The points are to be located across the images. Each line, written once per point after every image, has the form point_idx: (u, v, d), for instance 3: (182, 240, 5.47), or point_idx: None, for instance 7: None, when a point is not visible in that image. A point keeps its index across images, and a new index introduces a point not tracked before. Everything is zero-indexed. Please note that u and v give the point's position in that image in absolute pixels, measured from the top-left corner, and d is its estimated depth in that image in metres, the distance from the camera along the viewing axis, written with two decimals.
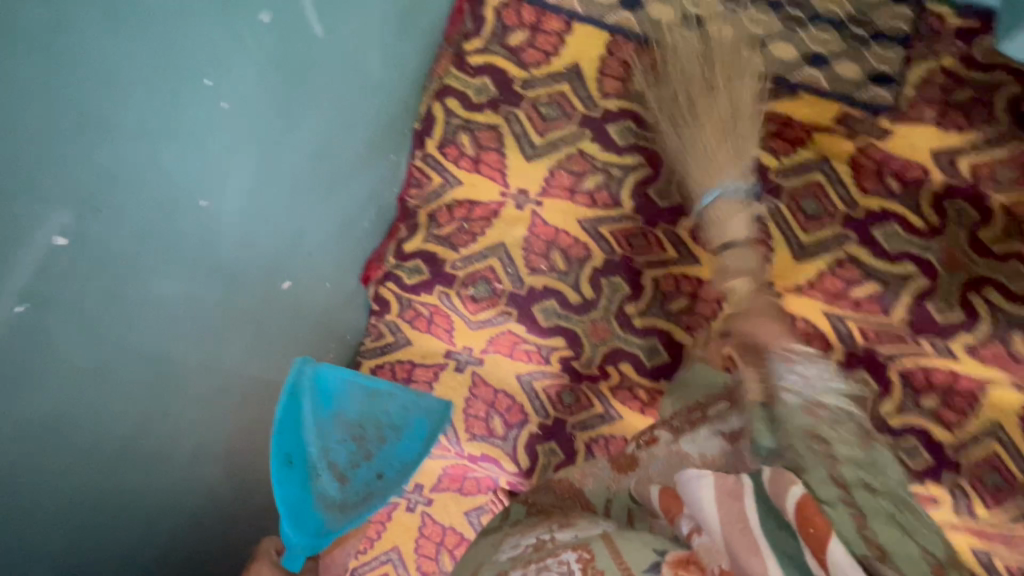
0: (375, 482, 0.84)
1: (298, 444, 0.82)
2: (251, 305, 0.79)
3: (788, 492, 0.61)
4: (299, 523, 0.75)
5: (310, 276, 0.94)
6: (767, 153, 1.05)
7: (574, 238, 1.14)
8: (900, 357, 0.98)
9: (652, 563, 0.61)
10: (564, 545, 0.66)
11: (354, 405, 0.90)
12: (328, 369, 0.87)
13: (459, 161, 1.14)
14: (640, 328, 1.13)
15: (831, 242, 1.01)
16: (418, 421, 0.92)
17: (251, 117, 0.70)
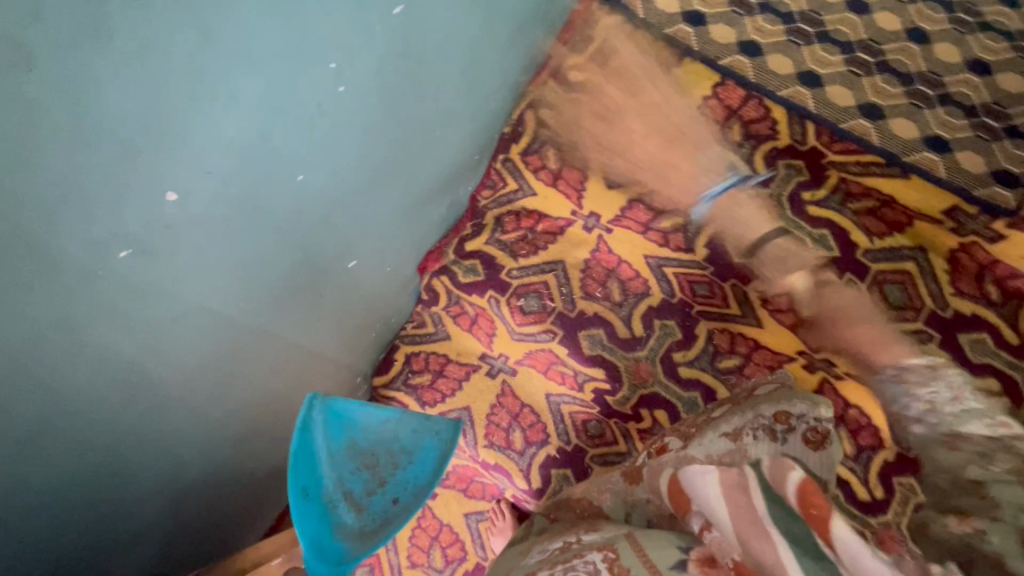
0: (392, 507, 0.83)
1: (311, 478, 0.81)
2: (314, 279, 0.81)
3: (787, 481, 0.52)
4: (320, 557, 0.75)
5: (374, 259, 0.96)
6: (857, 229, 0.99)
7: (635, 272, 1.12)
8: None
9: (678, 561, 0.54)
10: (591, 546, 0.63)
11: (364, 430, 0.88)
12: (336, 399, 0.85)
13: (539, 173, 1.15)
14: (683, 377, 1.08)
15: (910, 338, 0.93)
16: (428, 446, 0.89)
17: (362, 104, 0.72)
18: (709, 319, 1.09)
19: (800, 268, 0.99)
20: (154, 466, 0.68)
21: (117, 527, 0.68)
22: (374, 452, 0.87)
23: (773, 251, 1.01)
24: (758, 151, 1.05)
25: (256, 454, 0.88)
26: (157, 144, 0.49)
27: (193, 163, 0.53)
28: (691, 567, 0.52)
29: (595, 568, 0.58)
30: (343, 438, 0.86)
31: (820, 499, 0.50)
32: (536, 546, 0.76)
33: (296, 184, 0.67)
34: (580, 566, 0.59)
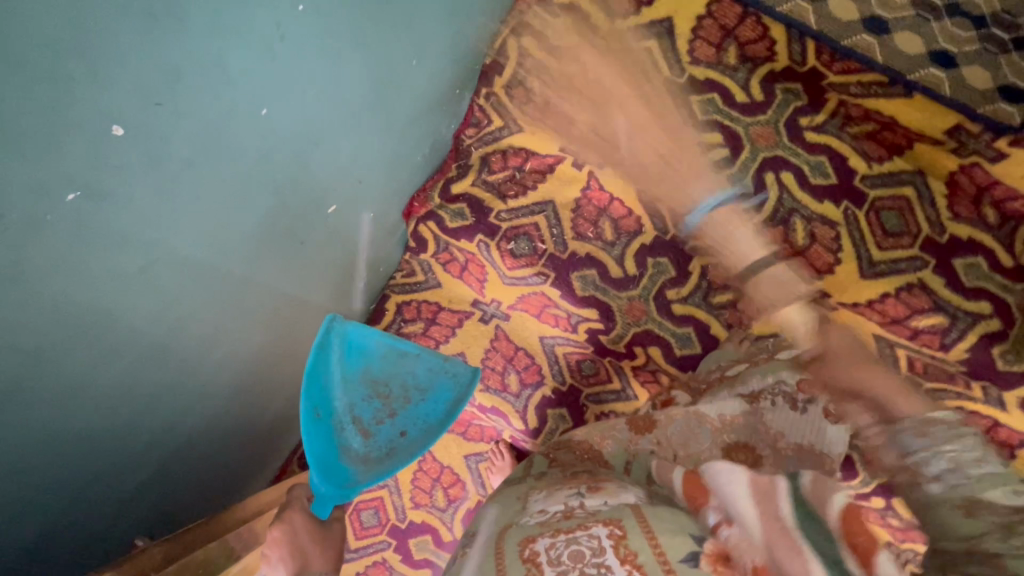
0: (398, 440, 0.87)
1: (325, 399, 0.85)
2: (293, 222, 0.77)
3: (832, 503, 0.61)
4: (326, 477, 0.81)
5: (355, 201, 0.91)
6: (857, 154, 0.96)
7: (627, 209, 1.09)
8: (945, 396, 0.94)
9: (690, 554, 0.58)
10: (594, 518, 0.65)
11: (380, 361, 0.89)
12: (356, 326, 0.87)
13: (525, 108, 1.08)
14: (676, 314, 1.10)
15: (904, 264, 0.94)
16: (442, 385, 0.91)
17: (323, 23, 0.65)
18: (703, 255, 1.06)
19: (797, 199, 0.98)
20: (140, 422, 0.67)
21: (109, 485, 0.68)
22: (388, 384, 0.89)
23: (769, 181, 0.99)
24: (755, 76, 1.00)
25: (249, 408, 0.88)
26: (93, 71, 0.44)
27: (138, 94, 0.48)
28: (703, 563, 0.57)
29: (600, 543, 0.60)
30: (359, 363, 0.88)
31: (868, 532, 0.57)
32: (531, 499, 0.77)
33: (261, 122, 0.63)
34: (585, 540, 0.61)
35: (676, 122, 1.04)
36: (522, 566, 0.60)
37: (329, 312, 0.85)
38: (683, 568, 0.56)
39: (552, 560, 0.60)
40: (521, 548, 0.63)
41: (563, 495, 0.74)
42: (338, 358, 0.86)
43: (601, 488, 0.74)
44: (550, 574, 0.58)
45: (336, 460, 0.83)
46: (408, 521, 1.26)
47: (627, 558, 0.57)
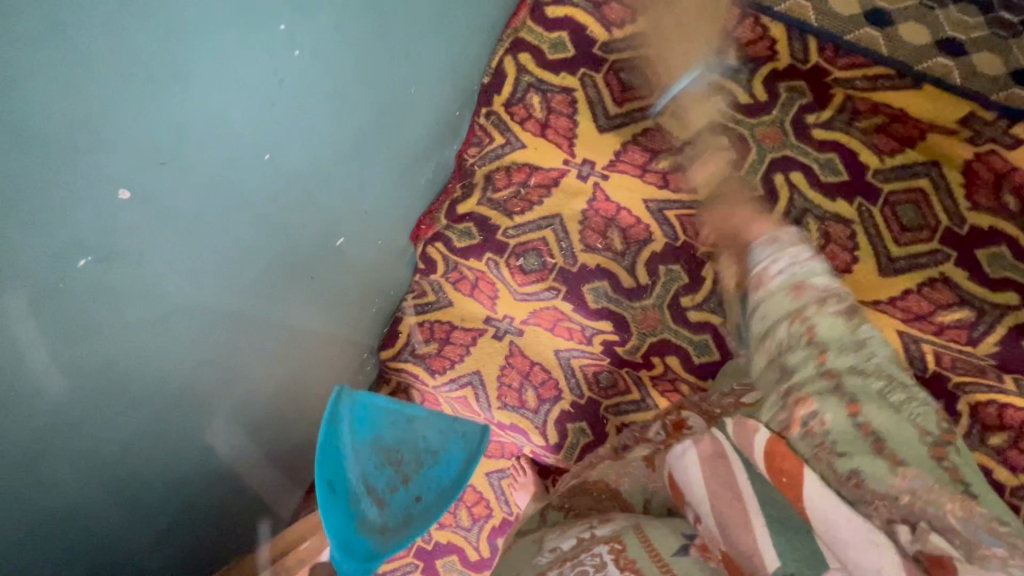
0: (414, 505, 0.85)
1: (338, 471, 0.81)
2: (304, 260, 0.78)
3: (756, 443, 0.69)
4: (347, 550, 0.78)
5: (364, 232, 0.92)
6: (868, 150, 0.94)
7: (635, 218, 1.07)
8: (974, 388, 0.88)
9: (681, 546, 0.70)
10: (598, 540, 0.73)
11: (389, 426, 0.87)
12: (364, 394, 0.84)
13: (526, 124, 1.08)
14: (693, 321, 1.08)
15: (925, 258, 0.92)
16: (454, 449, 0.89)
17: (324, 64, 0.66)
18: (716, 261, 1.04)
19: (808, 198, 0.96)
20: (156, 476, 0.67)
21: (125, 541, 0.66)
22: (399, 450, 0.87)
23: (778, 182, 0.98)
24: (756, 76, 0.99)
25: (263, 446, 0.87)
26: (101, 139, 0.44)
27: (145, 155, 0.48)
28: (692, 552, 0.69)
29: (603, 560, 0.69)
30: (368, 432, 0.85)
31: (790, 463, 0.65)
32: (547, 539, 0.82)
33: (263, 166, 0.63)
34: (589, 560, 0.69)
35: (681, 128, 1.03)
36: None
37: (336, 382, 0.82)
38: (676, 560, 0.67)
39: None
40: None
41: (575, 530, 0.79)
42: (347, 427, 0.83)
43: (611, 518, 0.80)
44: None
45: (354, 533, 0.80)
46: (434, 542, 1.25)
47: (627, 567, 0.67)
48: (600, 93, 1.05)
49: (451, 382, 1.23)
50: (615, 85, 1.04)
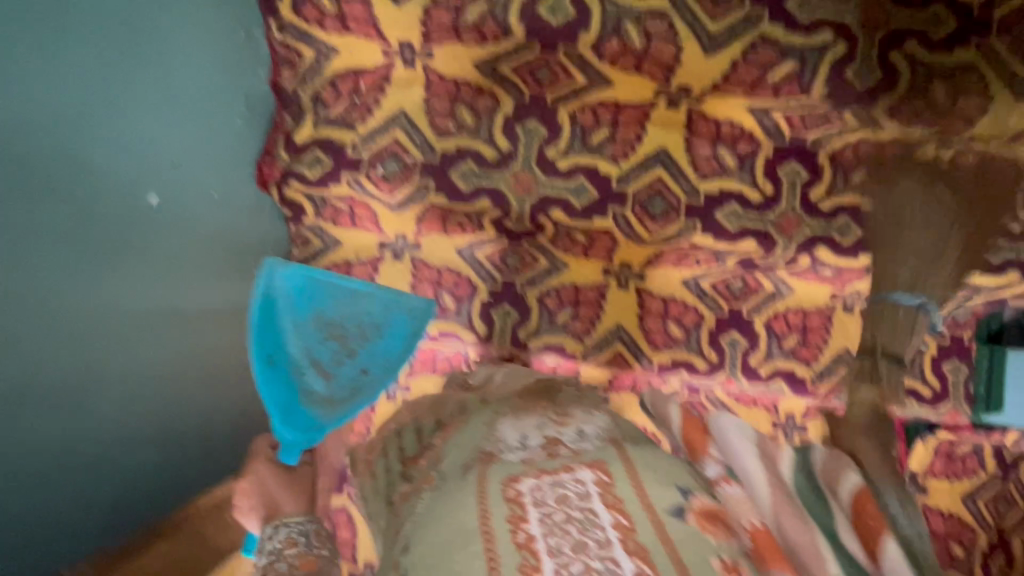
0: (360, 377, 0.98)
1: (278, 347, 0.95)
2: (126, 230, 0.82)
3: (845, 481, 0.82)
4: (288, 420, 0.90)
5: (185, 187, 0.91)
6: None
7: (475, 87, 1.04)
8: (829, 139, 1.03)
9: (676, 503, 0.72)
10: (578, 459, 0.79)
11: (330, 303, 1.01)
12: (298, 271, 0.98)
13: (324, 24, 1.00)
14: (564, 169, 1.09)
15: (740, 28, 0.96)
16: (398, 318, 1.04)
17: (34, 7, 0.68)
18: (565, 101, 1.04)
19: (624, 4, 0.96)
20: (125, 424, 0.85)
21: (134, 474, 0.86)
22: (342, 325, 1.00)
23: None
24: None
25: (231, 416, 1.00)
26: None
27: None
28: (689, 515, 0.71)
29: (587, 487, 0.74)
30: (308, 309, 0.99)
31: (870, 505, 0.78)
32: (498, 422, 0.89)
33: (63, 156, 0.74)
34: (571, 484, 0.74)
35: None
36: (506, 505, 0.73)
37: (267, 258, 0.96)
38: (670, 518, 0.70)
39: (537, 499, 0.73)
40: (504, 488, 0.75)
41: (530, 420, 0.88)
42: (286, 303, 0.97)
43: (570, 415, 0.90)
44: (535, 513, 0.71)
45: (298, 403, 0.92)
46: None
47: (615, 504, 0.71)
48: None
49: None
50: None
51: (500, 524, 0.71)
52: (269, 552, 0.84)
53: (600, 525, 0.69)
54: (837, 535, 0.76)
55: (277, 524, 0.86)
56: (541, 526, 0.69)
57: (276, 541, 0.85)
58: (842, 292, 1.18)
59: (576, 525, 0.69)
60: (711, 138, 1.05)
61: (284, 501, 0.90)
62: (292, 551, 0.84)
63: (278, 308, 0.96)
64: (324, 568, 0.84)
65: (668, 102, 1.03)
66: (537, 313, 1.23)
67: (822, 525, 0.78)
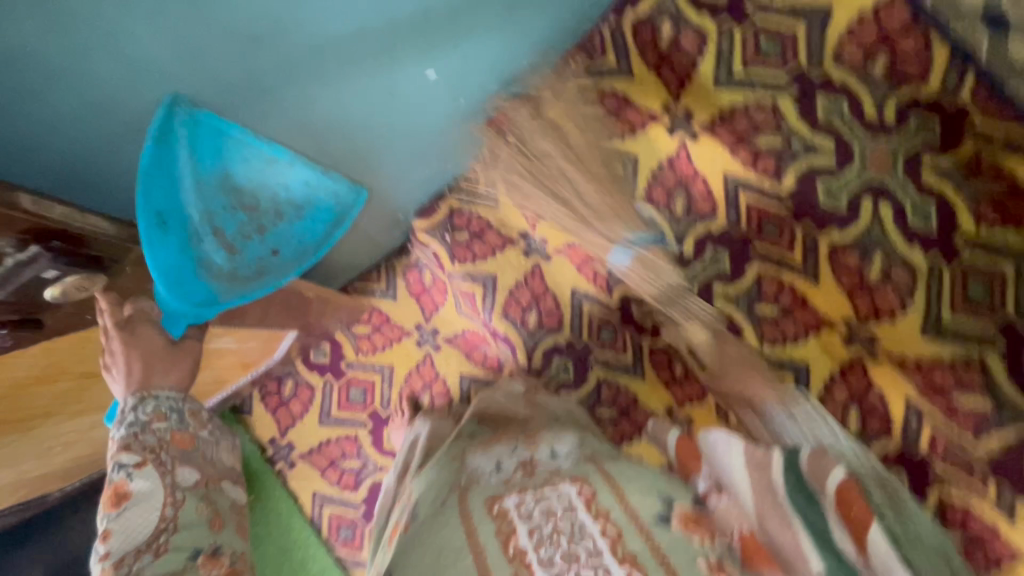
0: (269, 258, 0.82)
1: (173, 202, 0.74)
2: (382, 69, 0.87)
3: (830, 478, 0.73)
4: (180, 290, 0.72)
5: (455, 78, 0.98)
6: (965, 212, 0.88)
7: (710, 192, 1.05)
8: (952, 484, 0.92)
9: (661, 512, 0.80)
10: (561, 476, 0.87)
11: (242, 167, 0.81)
12: (208, 120, 0.77)
13: (647, 50, 1.04)
14: (716, 311, 1.07)
15: (972, 338, 0.88)
16: (323, 203, 0.89)
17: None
18: (764, 262, 1.03)
19: (887, 233, 0.92)
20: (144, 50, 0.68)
21: (76, 102, 0.69)
22: (253, 196, 0.82)
23: (864, 207, 0.94)
24: (894, 100, 0.91)
25: None
26: None
27: None
28: (676, 523, 0.79)
29: (569, 501, 0.81)
30: (214, 166, 0.79)
31: (859, 502, 0.71)
32: (468, 454, 0.92)
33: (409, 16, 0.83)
34: (554, 498, 0.82)
35: (795, 114, 0.96)
36: (494, 522, 0.80)
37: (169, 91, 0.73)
38: (656, 530, 0.78)
39: (525, 514, 0.80)
40: (490, 507, 0.82)
41: (500, 449, 0.92)
42: (188, 154, 0.75)
43: (538, 437, 0.94)
44: (523, 528, 0.78)
45: (194, 275, 0.74)
46: (389, 412, 1.38)
47: (599, 515, 0.79)
48: (733, 48, 0.98)
49: (466, 276, 1.27)
50: (749, 47, 0.97)
51: (491, 540, 0.78)
52: (130, 423, 0.77)
53: (590, 537, 0.77)
54: (830, 536, 0.72)
55: (142, 397, 0.78)
56: (531, 541, 0.77)
57: (140, 414, 0.77)
58: None
59: (566, 537, 0.77)
60: (850, 394, 0.99)
61: (156, 368, 0.79)
62: (161, 426, 0.79)
63: (175, 155, 0.74)
64: (195, 448, 0.85)
65: (845, 335, 0.98)
66: (589, 389, 1.22)
67: (806, 519, 0.73)
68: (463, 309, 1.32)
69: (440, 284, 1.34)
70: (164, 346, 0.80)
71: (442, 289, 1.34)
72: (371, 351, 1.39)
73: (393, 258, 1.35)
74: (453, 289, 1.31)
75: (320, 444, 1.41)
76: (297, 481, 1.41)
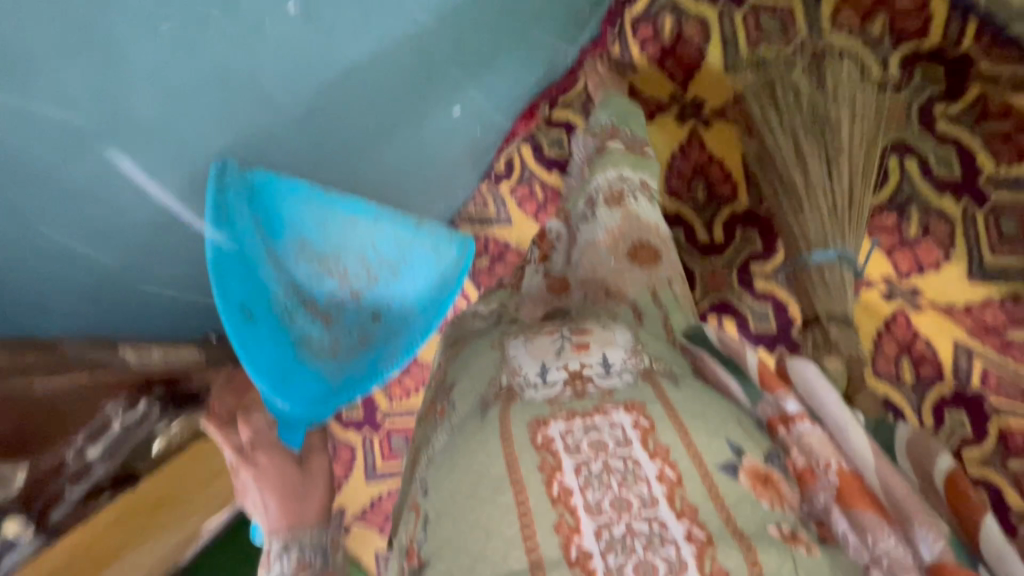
0: (370, 324, 0.72)
1: (256, 288, 0.61)
2: (410, 113, 0.80)
3: (935, 461, 0.55)
4: (287, 391, 0.61)
5: (476, 109, 0.93)
6: (983, 153, 0.90)
7: (727, 173, 1.06)
8: (1009, 414, 0.94)
9: (728, 462, 0.54)
10: (610, 399, 0.57)
11: (320, 231, 0.67)
12: (266, 180, 0.63)
13: (647, 45, 1.03)
14: (758, 289, 1.06)
15: (1015, 271, 0.91)
16: (418, 257, 0.73)
17: (501, 42, 0.86)
18: None
19: (917, 188, 0.94)
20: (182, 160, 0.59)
21: (130, 232, 0.61)
22: (340, 257, 0.69)
23: (891, 165, 0.95)
24: (897, 55, 0.93)
25: None
26: None
27: None
28: (742, 478, 0.53)
29: (625, 435, 0.54)
30: (287, 232, 0.65)
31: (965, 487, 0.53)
32: (509, 345, 0.69)
33: (443, 59, 0.78)
34: (606, 429, 0.54)
35: None
36: (537, 453, 0.53)
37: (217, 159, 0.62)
38: (722, 476, 0.52)
39: (570, 447, 0.53)
40: (533, 434, 0.55)
41: (545, 343, 0.66)
42: (255, 227, 0.62)
43: (588, 331, 0.66)
44: (570, 463, 0.52)
45: (297, 362, 0.64)
46: None
47: (659, 454, 0.53)
48: (735, 32, 0.99)
49: None
50: (751, 29, 0.99)
51: (532, 474, 0.52)
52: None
53: (647, 479, 0.51)
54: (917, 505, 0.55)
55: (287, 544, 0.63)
56: (578, 477, 0.51)
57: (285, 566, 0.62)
58: None
59: (616, 477, 0.51)
60: (900, 345, 0.99)
61: (293, 508, 0.66)
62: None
63: (244, 231, 0.61)
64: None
65: (885, 291, 0.99)
66: None
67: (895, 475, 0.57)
68: None
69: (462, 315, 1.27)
70: (296, 470, 0.69)
71: None
72: (406, 395, 1.33)
73: None
74: None
75: (371, 500, 1.35)
76: (354, 544, 1.35)
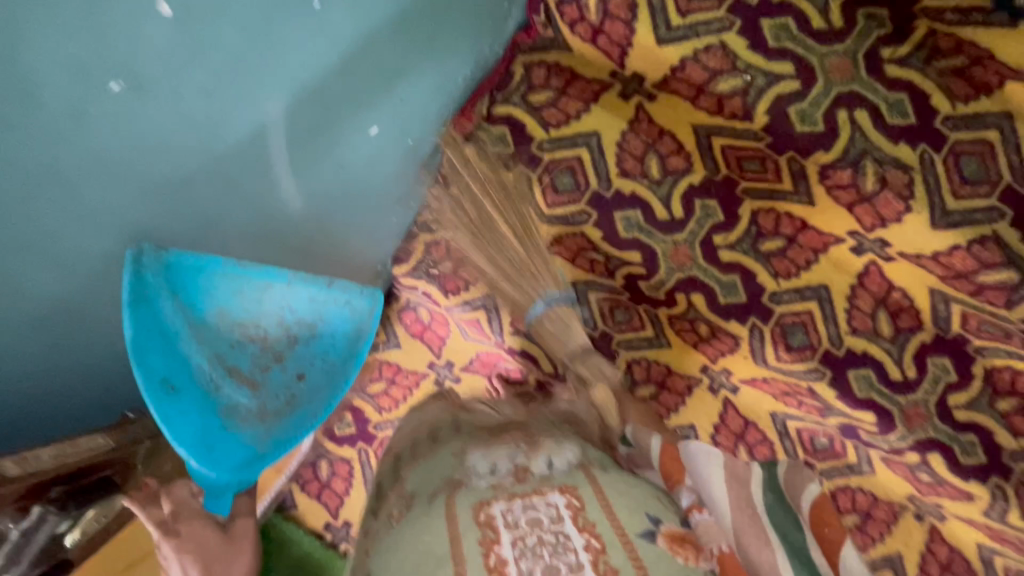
0: (296, 385, 0.78)
1: (178, 363, 0.70)
2: (324, 145, 0.79)
3: (804, 495, 0.85)
4: (211, 457, 0.70)
5: (398, 123, 0.90)
6: (938, 92, 0.86)
7: (678, 145, 1.02)
8: (992, 352, 0.93)
9: (647, 529, 0.67)
10: (548, 483, 0.72)
11: (236, 301, 0.74)
12: (184, 262, 0.69)
13: (576, 26, 1.01)
14: (724, 261, 1.05)
15: (980, 215, 0.87)
16: (335, 313, 0.80)
17: (386, 65, 0.81)
18: (755, 198, 1.01)
19: (870, 138, 0.90)
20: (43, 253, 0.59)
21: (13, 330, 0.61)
22: (261, 322, 0.76)
23: (841, 120, 0.91)
24: (836, 0, 0.88)
25: None
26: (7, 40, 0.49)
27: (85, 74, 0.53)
28: (659, 539, 0.66)
29: (559, 512, 0.67)
30: (206, 303, 0.73)
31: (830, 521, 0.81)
32: (467, 455, 0.82)
33: (338, 86, 0.75)
34: (542, 507, 0.67)
35: (745, 48, 0.93)
36: (479, 530, 0.67)
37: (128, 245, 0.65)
38: (641, 542, 0.65)
39: (512, 522, 0.67)
40: (476, 512, 0.69)
41: (500, 451, 0.79)
42: (172, 303, 0.69)
43: (539, 445, 0.79)
44: (506, 536, 0.65)
45: (222, 432, 0.72)
46: None
47: (585, 528, 0.65)
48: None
49: (464, 305, 1.22)
50: None
51: (473, 548, 0.65)
52: None
53: (574, 548, 0.63)
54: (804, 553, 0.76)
55: None
56: (513, 548, 0.64)
57: None
58: (921, 499, 1.03)
59: (548, 548, 0.63)
60: (874, 298, 0.98)
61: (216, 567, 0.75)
62: None
63: (162, 309, 0.68)
64: None
65: (853, 245, 0.97)
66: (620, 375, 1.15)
67: (789, 543, 0.77)
68: (470, 335, 1.25)
69: (440, 316, 1.27)
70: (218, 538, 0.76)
71: (442, 321, 1.27)
72: (394, 405, 1.33)
73: (384, 308, 1.29)
74: (455, 321, 1.25)
75: None
76: None
